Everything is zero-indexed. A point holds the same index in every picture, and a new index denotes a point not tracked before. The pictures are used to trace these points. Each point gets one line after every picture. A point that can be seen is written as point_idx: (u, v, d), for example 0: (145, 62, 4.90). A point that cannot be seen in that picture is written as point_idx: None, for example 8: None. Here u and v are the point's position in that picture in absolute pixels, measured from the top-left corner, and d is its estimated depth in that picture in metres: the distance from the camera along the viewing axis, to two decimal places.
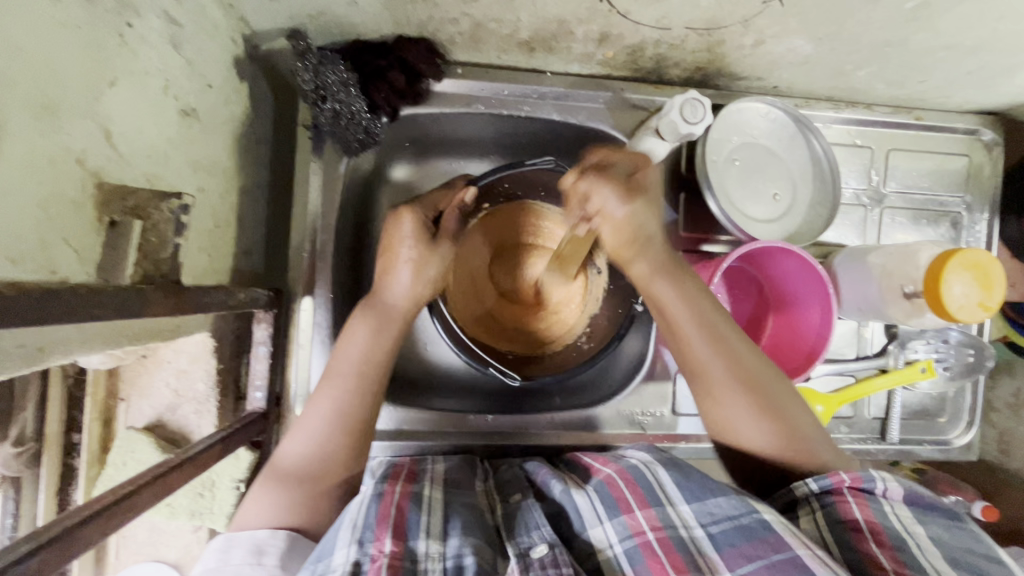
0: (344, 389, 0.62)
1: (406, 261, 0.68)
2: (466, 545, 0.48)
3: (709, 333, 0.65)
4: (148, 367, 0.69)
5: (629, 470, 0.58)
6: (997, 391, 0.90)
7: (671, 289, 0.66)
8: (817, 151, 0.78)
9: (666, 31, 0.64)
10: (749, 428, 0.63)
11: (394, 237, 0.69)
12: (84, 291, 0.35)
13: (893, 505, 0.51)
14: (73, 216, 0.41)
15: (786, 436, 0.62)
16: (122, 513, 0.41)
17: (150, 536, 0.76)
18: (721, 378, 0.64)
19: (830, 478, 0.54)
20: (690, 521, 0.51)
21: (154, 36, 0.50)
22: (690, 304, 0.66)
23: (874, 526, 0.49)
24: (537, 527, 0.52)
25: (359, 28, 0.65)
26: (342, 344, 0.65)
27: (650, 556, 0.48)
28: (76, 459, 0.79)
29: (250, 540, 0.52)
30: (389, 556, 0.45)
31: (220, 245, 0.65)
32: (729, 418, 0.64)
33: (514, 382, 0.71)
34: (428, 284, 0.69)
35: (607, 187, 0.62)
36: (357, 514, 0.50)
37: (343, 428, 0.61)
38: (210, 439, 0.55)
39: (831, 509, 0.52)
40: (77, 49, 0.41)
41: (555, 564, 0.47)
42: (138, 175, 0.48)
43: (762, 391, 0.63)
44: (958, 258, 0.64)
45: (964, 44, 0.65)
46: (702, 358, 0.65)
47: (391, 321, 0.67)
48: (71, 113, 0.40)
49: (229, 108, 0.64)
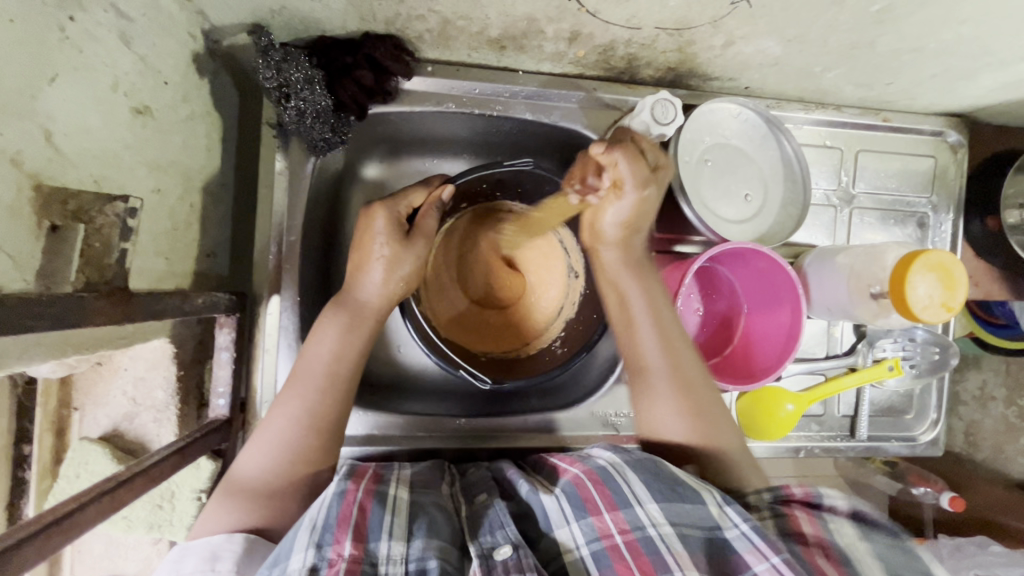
0: (309, 391, 0.60)
1: (379, 259, 0.66)
2: (430, 549, 0.47)
3: (659, 336, 0.68)
4: (103, 374, 0.67)
5: (597, 470, 0.56)
6: (964, 386, 0.92)
7: (634, 280, 0.70)
8: (788, 152, 0.79)
9: (636, 31, 0.64)
10: (671, 418, 0.66)
11: (367, 232, 0.67)
12: (15, 300, 0.33)
13: (839, 518, 0.52)
14: (9, 221, 0.39)
15: (703, 433, 0.64)
16: (64, 531, 0.39)
17: (108, 549, 0.73)
18: (659, 378, 0.67)
19: (783, 490, 0.55)
20: (659, 519, 0.49)
21: (100, 30, 0.47)
22: (646, 296, 0.70)
23: (821, 540, 0.50)
24: (502, 528, 0.51)
25: (324, 24, 0.63)
26: (309, 344, 0.63)
27: (617, 560, 0.48)
28: (28, 471, 0.76)
29: (205, 546, 0.51)
30: (349, 560, 0.44)
31: (179, 248, 0.62)
32: (654, 411, 0.67)
33: (485, 386, 0.70)
34: (402, 283, 0.67)
35: (629, 161, 0.65)
36: (317, 512, 0.48)
37: (312, 428, 0.60)
38: (164, 451, 0.52)
39: (782, 519, 0.53)
40: (9, 45, 0.38)
41: (519, 568, 0.46)
42: (83, 177, 0.45)
43: (697, 393, 0.66)
44: (923, 259, 0.65)
45: (928, 47, 0.65)
46: (651, 358, 0.68)
47: (362, 320, 0.65)
48: (5, 112, 0.38)
49: (188, 105, 0.62)
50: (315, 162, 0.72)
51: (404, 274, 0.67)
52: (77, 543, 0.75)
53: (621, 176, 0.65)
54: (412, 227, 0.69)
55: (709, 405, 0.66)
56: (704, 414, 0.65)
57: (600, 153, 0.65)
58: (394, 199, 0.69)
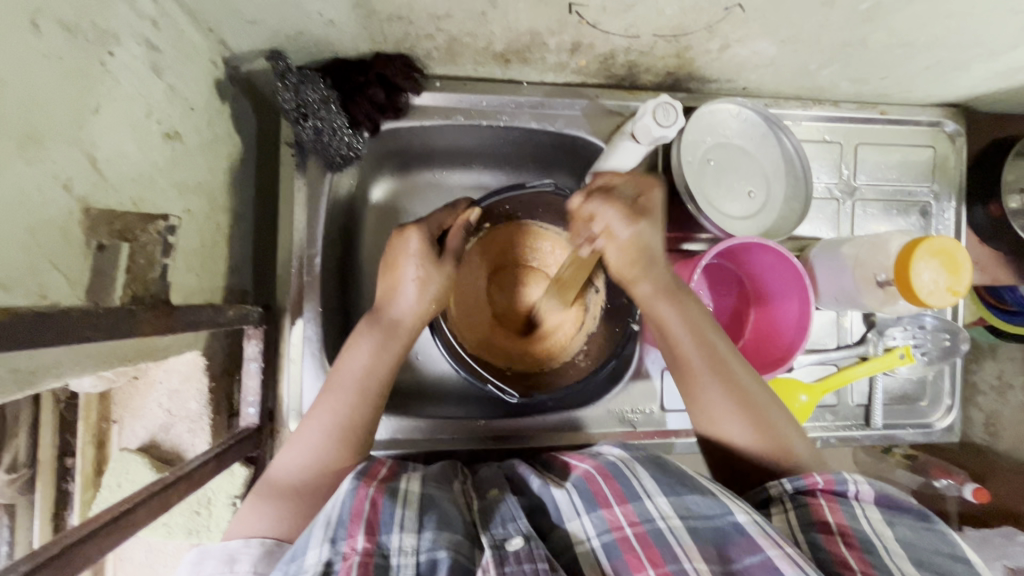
0: (342, 404, 0.63)
1: (411, 279, 0.69)
2: (441, 541, 0.49)
3: (703, 346, 0.67)
4: (140, 388, 0.70)
5: (607, 465, 0.58)
6: (983, 374, 0.93)
7: (668, 305, 0.69)
8: (789, 148, 0.81)
9: (635, 39, 0.66)
10: (734, 427, 0.64)
11: (399, 246, 0.70)
12: (76, 312, 0.36)
13: (865, 505, 0.53)
14: (62, 242, 0.42)
15: (767, 437, 0.63)
16: (121, 529, 0.41)
17: (148, 557, 0.76)
18: (705, 377, 0.66)
19: (804, 480, 0.56)
20: (668, 512, 0.51)
21: (134, 63, 0.51)
22: (682, 313, 0.68)
23: (845, 528, 0.51)
24: (514, 519, 0.53)
25: (338, 47, 0.66)
26: (343, 360, 0.65)
27: (627, 552, 0.49)
28: (70, 483, 0.79)
29: (222, 550, 0.53)
30: (362, 553, 0.47)
31: (208, 265, 0.66)
32: (717, 420, 0.65)
33: (513, 400, 0.72)
34: (433, 301, 0.70)
35: (615, 211, 0.66)
36: (332, 508, 0.51)
37: (341, 439, 0.61)
38: (203, 456, 0.55)
39: (804, 510, 0.54)
40: (61, 78, 0.42)
41: (531, 558, 0.48)
42: (124, 200, 0.49)
43: (749, 396, 0.65)
44: (926, 245, 0.67)
45: (919, 41, 0.68)
46: (692, 359, 0.67)
47: (394, 337, 0.67)
48: (56, 139, 0.41)
49: (212, 129, 0.66)
50: (332, 178, 0.75)
51: (434, 295, 0.70)
52: (118, 552, 0.78)
53: (611, 225, 0.67)
54: (441, 248, 0.72)
55: (764, 404, 0.65)
56: (762, 417, 0.64)
57: (579, 204, 0.67)
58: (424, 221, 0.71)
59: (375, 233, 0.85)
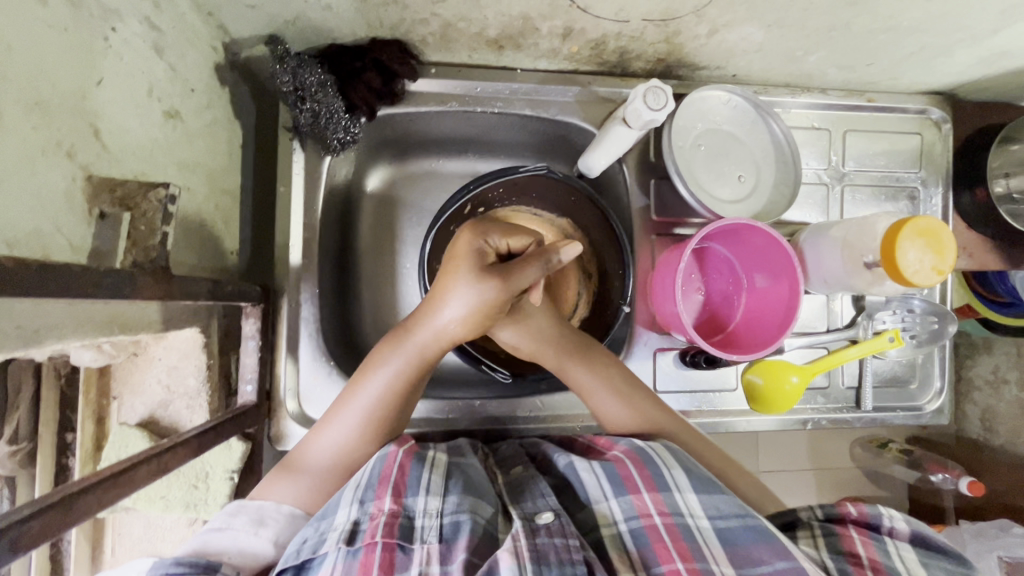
0: (353, 421, 0.63)
1: (456, 307, 0.64)
2: (464, 505, 0.51)
3: (587, 364, 0.71)
4: (139, 364, 0.71)
5: (636, 450, 0.59)
6: (978, 370, 0.97)
7: (576, 365, 0.71)
8: (778, 134, 0.82)
9: (625, 24, 0.68)
10: (614, 413, 0.69)
11: (461, 255, 0.66)
12: (79, 268, 0.37)
13: (898, 543, 0.54)
14: (66, 207, 0.43)
15: (641, 419, 0.67)
16: (118, 486, 0.42)
17: (146, 532, 0.78)
18: (591, 386, 0.70)
19: (837, 509, 0.56)
20: (697, 510, 0.53)
21: (136, 40, 0.52)
22: (580, 356, 0.72)
23: (876, 564, 0.52)
24: (543, 497, 0.54)
25: (335, 32, 0.68)
26: (364, 378, 0.64)
27: (656, 540, 0.50)
28: (70, 459, 0.80)
29: (256, 509, 0.57)
30: (388, 514, 0.50)
31: (207, 243, 0.67)
32: (604, 413, 0.70)
33: (506, 378, 0.74)
34: (470, 328, 0.66)
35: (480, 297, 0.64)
36: (362, 472, 0.55)
37: (371, 437, 0.63)
38: (202, 426, 0.56)
39: (834, 539, 0.54)
40: (65, 50, 0.43)
41: (562, 532, 0.49)
42: (125, 171, 0.50)
43: (624, 386, 0.70)
44: (911, 225, 0.68)
45: (902, 26, 0.69)
46: (581, 383, 0.71)
47: (422, 363, 0.66)
48: (60, 107, 0.42)
49: (211, 111, 0.67)
50: (329, 162, 0.76)
51: (465, 327, 0.66)
52: (117, 527, 0.80)
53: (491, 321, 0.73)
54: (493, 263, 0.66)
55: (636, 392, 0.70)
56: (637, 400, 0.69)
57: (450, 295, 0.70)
58: (485, 230, 0.68)
59: (372, 218, 0.87)
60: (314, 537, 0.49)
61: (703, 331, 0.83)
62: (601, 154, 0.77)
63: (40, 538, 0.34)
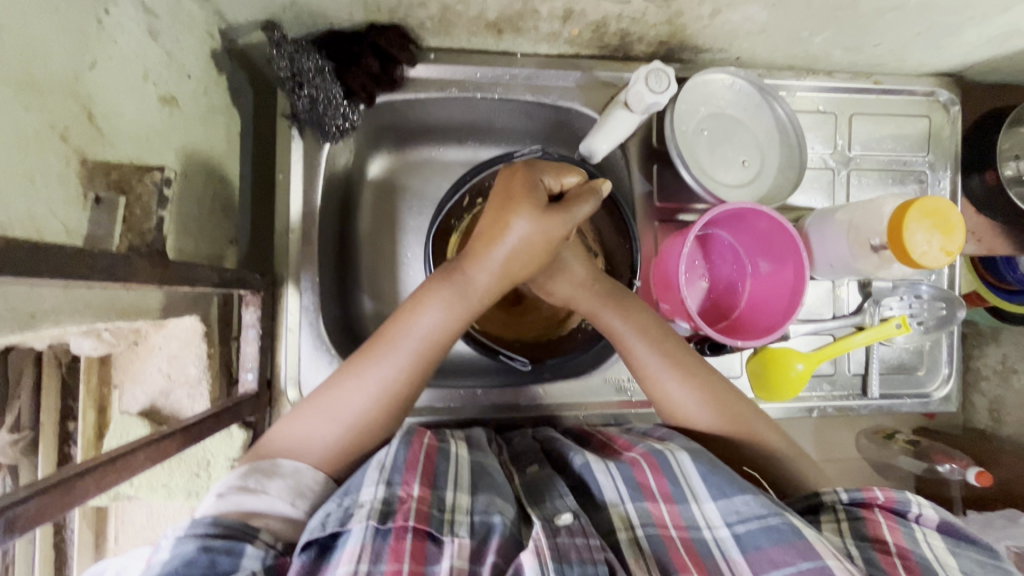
0: (403, 360, 0.62)
1: (511, 238, 0.62)
2: (494, 507, 0.51)
3: (641, 332, 0.69)
4: (139, 354, 0.71)
5: (654, 454, 0.58)
6: (988, 358, 0.96)
7: (616, 316, 0.70)
8: (782, 118, 0.81)
9: (626, 5, 0.67)
10: (687, 403, 0.67)
11: (519, 193, 0.63)
12: (72, 250, 0.36)
13: (927, 531, 0.54)
14: (60, 191, 0.43)
15: (714, 406, 0.66)
16: (117, 470, 0.41)
17: (149, 520, 0.79)
18: (643, 355, 0.68)
19: (862, 493, 0.56)
20: (715, 520, 0.53)
21: (131, 24, 0.52)
22: (628, 314, 0.70)
23: (904, 551, 0.52)
24: (562, 497, 0.53)
25: (332, 16, 0.67)
26: (415, 316, 0.63)
27: (672, 550, 0.51)
28: (72, 448, 0.81)
29: (292, 475, 0.56)
30: (417, 500, 0.50)
31: (206, 231, 0.67)
32: (670, 399, 0.67)
33: (524, 366, 0.74)
34: (522, 265, 0.64)
35: (534, 213, 0.61)
36: (386, 454, 0.54)
37: (384, 407, 0.61)
38: (203, 413, 0.56)
39: (859, 523, 0.54)
40: (57, 32, 0.42)
41: (583, 532, 0.49)
42: (121, 156, 0.50)
43: (689, 365, 0.68)
44: (919, 206, 0.67)
45: (910, 4, 0.68)
46: (625, 337, 0.69)
47: (465, 300, 0.64)
48: (53, 89, 0.42)
49: (209, 97, 0.67)
50: (328, 150, 0.75)
51: (522, 263, 0.64)
52: (119, 516, 0.81)
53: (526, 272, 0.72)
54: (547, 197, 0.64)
55: (701, 370, 0.68)
56: (711, 389, 0.67)
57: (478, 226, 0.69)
58: (537, 168, 0.65)
59: (372, 208, 0.86)
60: (339, 511, 0.49)
61: (707, 318, 0.82)
62: (602, 138, 0.76)
63: (36, 519, 0.34)
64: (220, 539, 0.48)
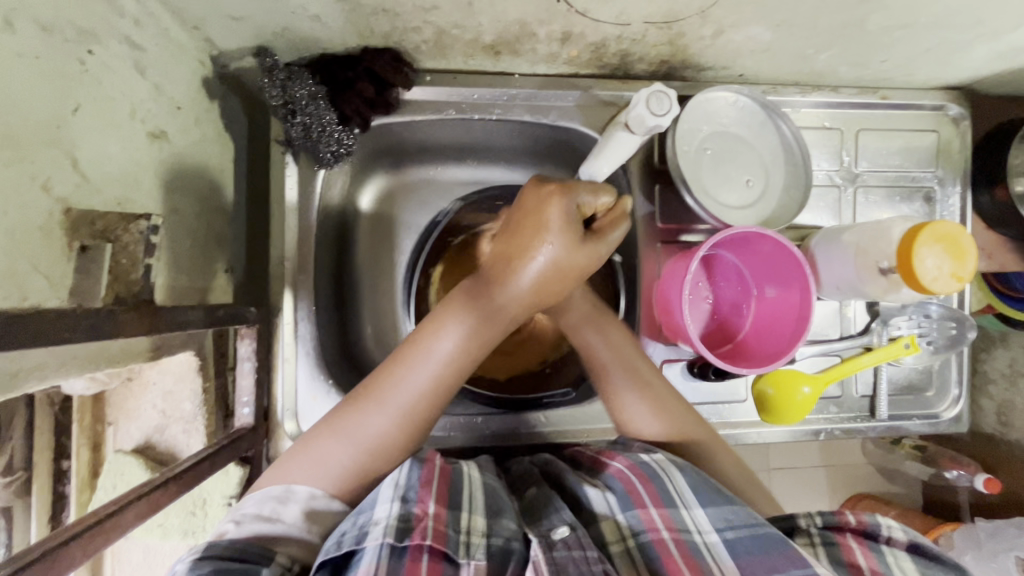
0: (421, 381, 0.61)
1: (542, 265, 0.62)
2: (509, 531, 0.49)
3: (619, 354, 0.70)
4: (134, 390, 0.70)
5: (641, 465, 0.57)
6: None
7: (596, 336, 0.72)
8: (787, 136, 0.79)
9: (626, 27, 0.65)
10: (644, 420, 0.67)
11: (553, 216, 0.62)
12: (53, 314, 0.35)
13: (898, 553, 0.50)
14: (43, 244, 0.42)
15: (675, 430, 0.66)
16: (106, 532, 0.40)
17: (146, 557, 0.79)
18: (619, 377, 0.69)
19: (835, 516, 0.53)
20: (706, 526, 0.51)
21: (118, 62, 0.51)
22: (610, 340, 0.71)
23: (877, 573, 0.49)
24: (559, 512, 0.52)
25: (324, 42, 0.65)
26: (436, 337, 0.62)
27: (665, 555, 0.49)
28: (67, 485, 0.80)
29: (307, 495, 0.54)
30: (433, 519, 0.48)
31: (199, 265, 0.66)
32: (631, 416, 0.68)
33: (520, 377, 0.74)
34: (541, 296, 0.64)
35: (566, 242, 0.61)
36: (399, 472, 0.52)
37: (405, 427, 0.60)
38: (197, 456, 0.55)
39: (834, 549, 0.52)
40: (36, 81, 0.41)
41: (580, 544, 0.47)
42: (107, 200, 0.49)
43: (660, 393, 0.68)
44: (930, 231, 0.65)
45: (919, 22, 0.66)
46: (604, 361, 0.70)
47: (490, 325, 0.64)
48: (35, 141, 0.41)
49: (200, 128, 0.65)
50: (323, 175, 0.74)
51: (551, 287, 0.64)
52: (117, 552, 0.80)
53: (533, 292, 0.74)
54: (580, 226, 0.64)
55: (669, 398, 0.68)
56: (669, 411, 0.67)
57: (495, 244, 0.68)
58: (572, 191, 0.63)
59: (370, 230, 0.85)
60: (354, 529, 0.47)
61: (712, 340, 0.80)
62: (603, 160, 0.74)
63: None
64: (238, 564, 0.46)
